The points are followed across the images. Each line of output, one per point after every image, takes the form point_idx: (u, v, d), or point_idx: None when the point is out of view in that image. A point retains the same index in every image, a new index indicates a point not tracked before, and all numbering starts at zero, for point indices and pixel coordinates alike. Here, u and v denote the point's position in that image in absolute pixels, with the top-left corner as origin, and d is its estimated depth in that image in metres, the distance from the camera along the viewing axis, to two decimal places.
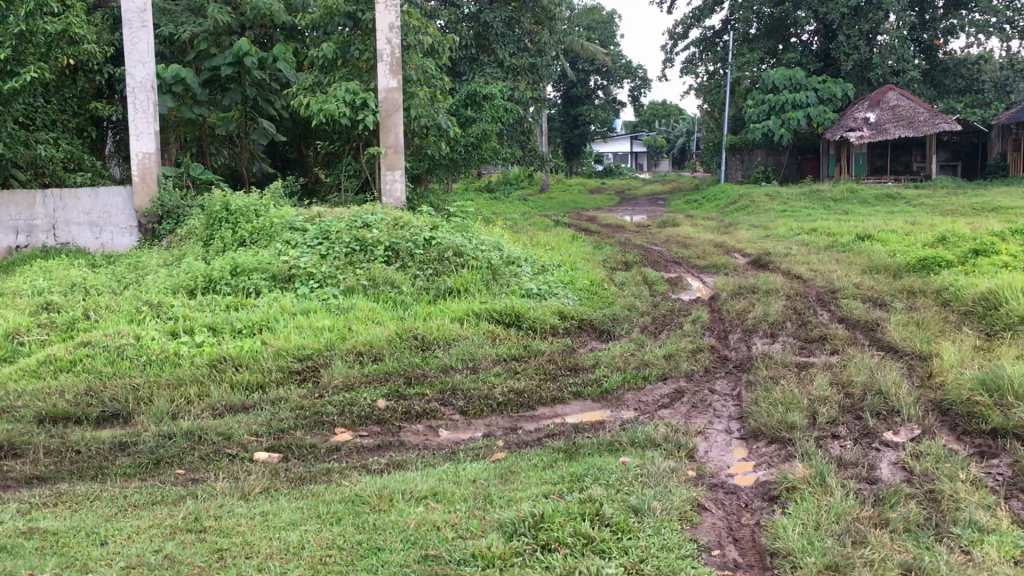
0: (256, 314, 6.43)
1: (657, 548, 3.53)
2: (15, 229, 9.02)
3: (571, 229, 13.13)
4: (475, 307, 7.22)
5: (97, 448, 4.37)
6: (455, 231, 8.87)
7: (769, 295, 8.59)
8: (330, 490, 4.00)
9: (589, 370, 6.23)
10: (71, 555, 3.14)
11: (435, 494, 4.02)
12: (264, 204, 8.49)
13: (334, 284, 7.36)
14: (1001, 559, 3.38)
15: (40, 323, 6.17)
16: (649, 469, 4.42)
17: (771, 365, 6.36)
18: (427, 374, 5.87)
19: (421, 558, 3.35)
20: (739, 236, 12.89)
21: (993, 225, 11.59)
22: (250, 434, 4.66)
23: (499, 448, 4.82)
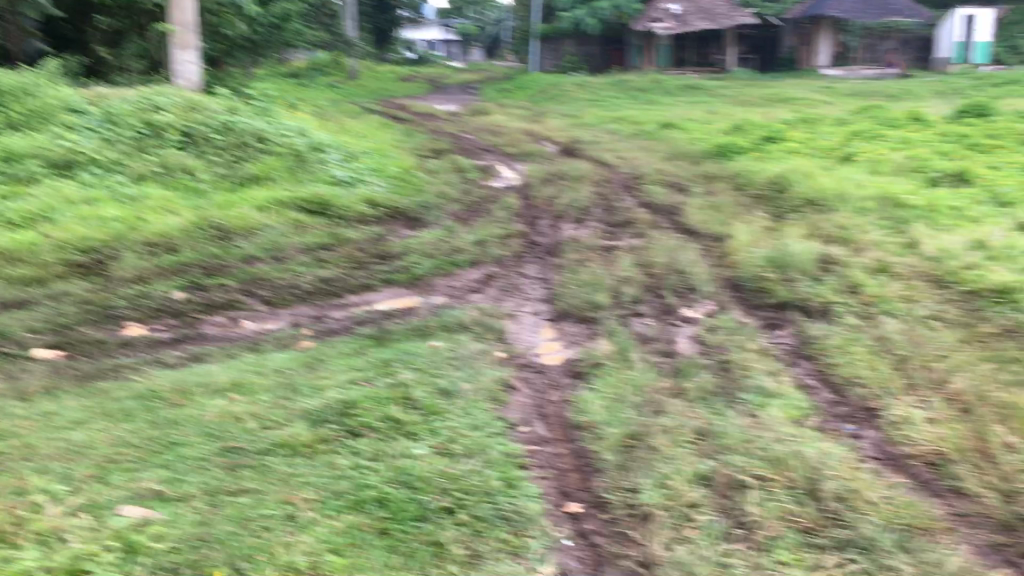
0: (32, 204, 5.87)
1: (466, 428, 3.54)
2: None
3: (380, 116, 12.77)
4: (279, 195, 6.91)
5: None
6: (255, 115, 8.40)
7: (577, 181, 8.72)
8: (121, 386, 3.76)
9: (399, 257, 6.13)
10: None
11: (238, 386, 3.85)
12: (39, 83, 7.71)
13: (122, 171, 6.82)
14: (784, 421, 3.62)
15: None
16: (458, 352, 4.42)
17: (578, 248, 6.48)
18: (228, 265, 5.59)
19: (221, 451, 3.20)
20: (548, 124, 12.98)
21: (784, 115, 12.20)
22: (28, 332, 4.29)
23: (306, 338, 4.68)
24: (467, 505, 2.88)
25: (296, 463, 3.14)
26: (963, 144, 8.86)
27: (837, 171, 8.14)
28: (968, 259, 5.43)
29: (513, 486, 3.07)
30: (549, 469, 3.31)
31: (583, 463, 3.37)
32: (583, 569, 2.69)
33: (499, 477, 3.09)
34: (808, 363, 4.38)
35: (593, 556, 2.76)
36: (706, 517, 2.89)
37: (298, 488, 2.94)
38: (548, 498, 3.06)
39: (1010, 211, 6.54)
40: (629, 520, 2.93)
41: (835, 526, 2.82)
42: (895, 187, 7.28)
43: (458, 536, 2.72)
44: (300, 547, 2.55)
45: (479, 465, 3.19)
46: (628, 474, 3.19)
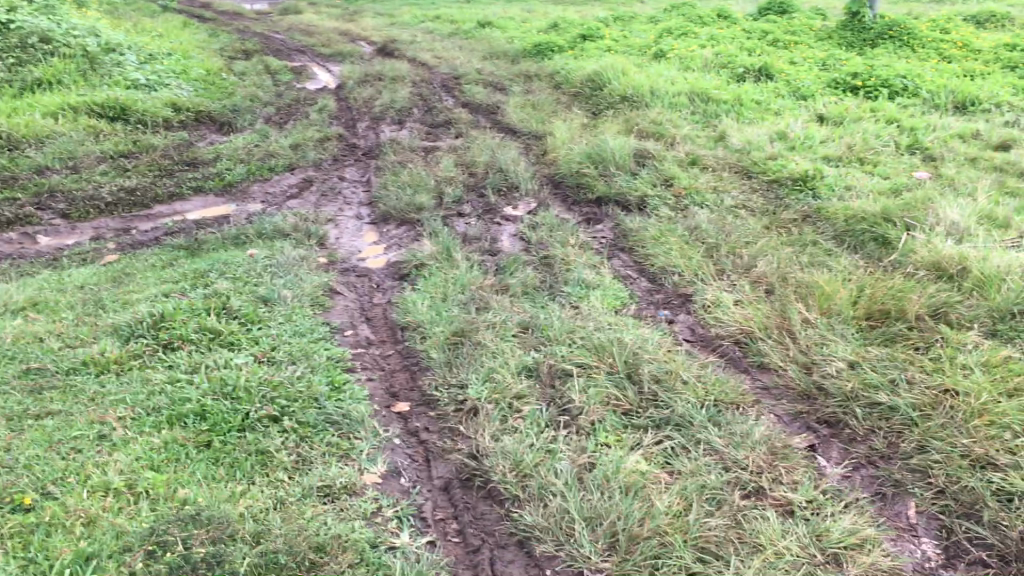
0: None
1: (288, 335, 3.45)
2: None
3: (180, 15, 11.93)
4: (70, 99, 6.37)
5: None
6: (38, 13, 7.66)
7: (395, 82, 8.51)
8: None
9: (210, 164, 5.82)
10: None
11: (34, 305, 3.59)
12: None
13: None
14: (605, 310, 3.73)
15: None
16: (277, 259, 4.28)
17: (399, 150, 6.35)
18: (16, 177, 5.14)
19: (22, 374, 2.99)
20: (363, 24, 12.54)
21: (598, 13, 12.28)
22: None
23: (110, 251, 4.40)
24: (291, 411, 2.83)
25: (106, 382, 2.97)
26: (765, 41, 9.22)
27: (650, 68, 8.31)
28: (770, 150, 5.71)
29: (338, 389, 3.04)
30: (376, 371, 3.30)
31: (410, 363, 3.38)
32: (413, 466, 2.72)
33: (324, 382, 3.05)
34: (625, 256, 4.52)
35: (422, 452, 2.78)
36: (532, 406, 2.96)
37: (109, 407, 2.80)
38: (374, 400, 3.06)
39: (807, 104, 6.90)
40: (456, 414, 2.97)
41: (653, 406, 2.95)
42: (704, 83, 7.51)
43: (284, 443, 2.67)
44: (113, 467, 2.43)
45: (303, 371, 3.13)
46: (454, 371, 3.22)
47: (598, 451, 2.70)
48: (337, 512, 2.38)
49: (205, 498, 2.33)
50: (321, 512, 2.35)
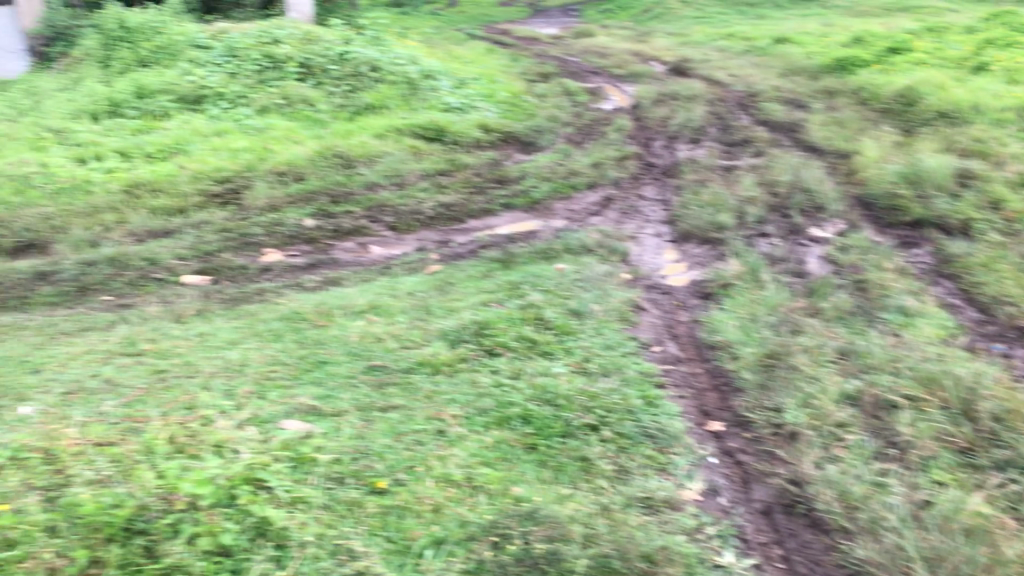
0: (166, 138, 6.09)
1: (601, 347, 3.55)
2: None
3: (483, 42, 12.64)
4: (395, 122, 6.96)
5: (16, 279, 4.16)
6: (367, 44, 8.44)
7: (691, 101, 8.50)
8: (266, 309, 3.92)
9: (518, 182, 6.13)
10: (4, 385, 3.02)
11: (374, 308, 3.95)
12: (163, 20, 7.94)
13: (245, 104, 7.00)
14: (929, 339, 3.52)
15: None
16: (585, 273, 4.42)
17: (698, 169, 6.35)
18: (353, 192, 5.69)
19: (367, 370, 3.31)
20: (656, 44, 12.65)
21: (905, 24, 11.59)
22: (176, 259, 4.48)
23: (434, 262, 4.75)
24: (609, 422, 2.91)
25: (439, 382, 3.22)
26: None
27: (969, 82, 7.72)
28: None
29: (652, 402, 3.08)
30: (686, 388, 3.31)
31: (721, 382, 3.36)
32: (731, 486, 2.70)
33: (639, 395, 3.10)
34: (948, 282, 4.23)
35: (739, 472, 2.77)
36: (855, 436, 2.85)
37: (442, 405, 3.02)
38: (687, 416, 3.07)
39: None
40: (773, 439, 2.92)
41: (992, 446, 2.75)
42: None
43: (604, 451, 2.75)
44: (451, 462, 2.63)
45: (618, 384, 3.20)
46: (769, 394, 3.17)
47: (933, 489, 2.56)
48: (659, 524, 2.43)
49: (536, 498, 2.46)
50: (645, 523, 2.41)
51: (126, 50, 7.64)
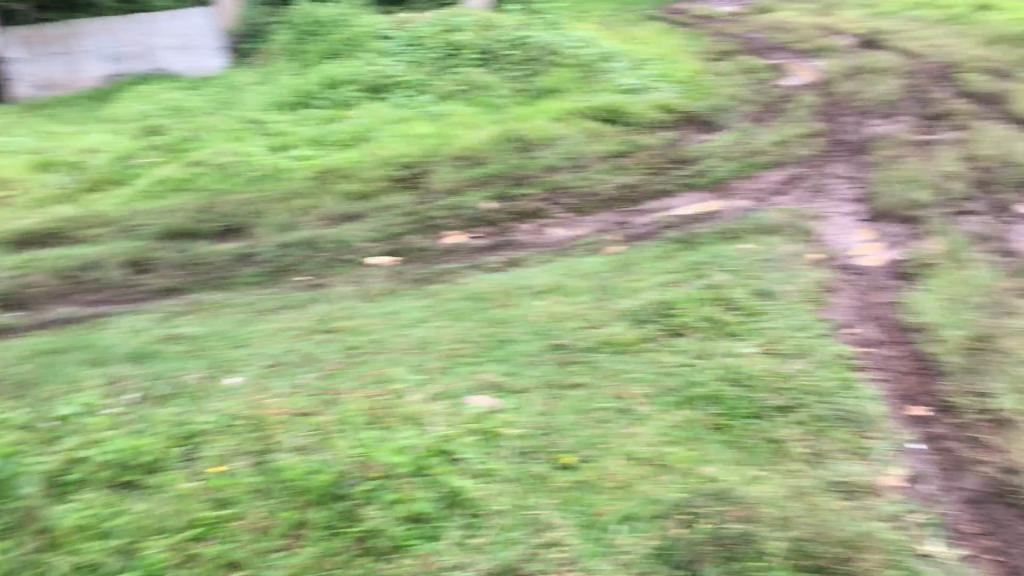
0: (354, 125, 6.34)
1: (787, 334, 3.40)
2: (110, 56, 8.62)
3: (662, 21, 12.41)
4: (573, 105, 6.96)
5: (222, 260, 4.45)
6: (545, 27, 8.47)
7: (884, 74, 8.03)
8: (449, 289, 4.01)
9: (698, 162, 5.99)
10: (215, 356, 3.23)
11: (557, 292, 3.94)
12: (349, 13, 8.31)
13: (427, 91, 7.18)
14: None
15: (148, 145, 6.20)
16: (771, 253, 4.26)
17: (893, 145, 6.00)
18: (532, 175, 5.73)
19: (548, 347, 3.33)
20: (844, 15, 12.02)
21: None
22: (365, 241, 4.66)
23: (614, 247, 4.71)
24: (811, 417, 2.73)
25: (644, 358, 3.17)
26: None
27: None
28: None
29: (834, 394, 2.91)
30: (883, 369, 3.13)
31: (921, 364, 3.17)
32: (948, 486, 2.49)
33: (833, 377, 2.95)
34: None
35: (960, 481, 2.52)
36: None
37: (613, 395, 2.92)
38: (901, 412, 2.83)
39: None
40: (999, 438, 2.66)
41: None
42: None
43: (799, 433, 2.65)
44: (632, 445, 2.58)
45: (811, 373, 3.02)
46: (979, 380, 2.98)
47: None
48: (860, 508, 2.32)
49: (726, 478, 2.41)
50: (845, 507, 2.31)
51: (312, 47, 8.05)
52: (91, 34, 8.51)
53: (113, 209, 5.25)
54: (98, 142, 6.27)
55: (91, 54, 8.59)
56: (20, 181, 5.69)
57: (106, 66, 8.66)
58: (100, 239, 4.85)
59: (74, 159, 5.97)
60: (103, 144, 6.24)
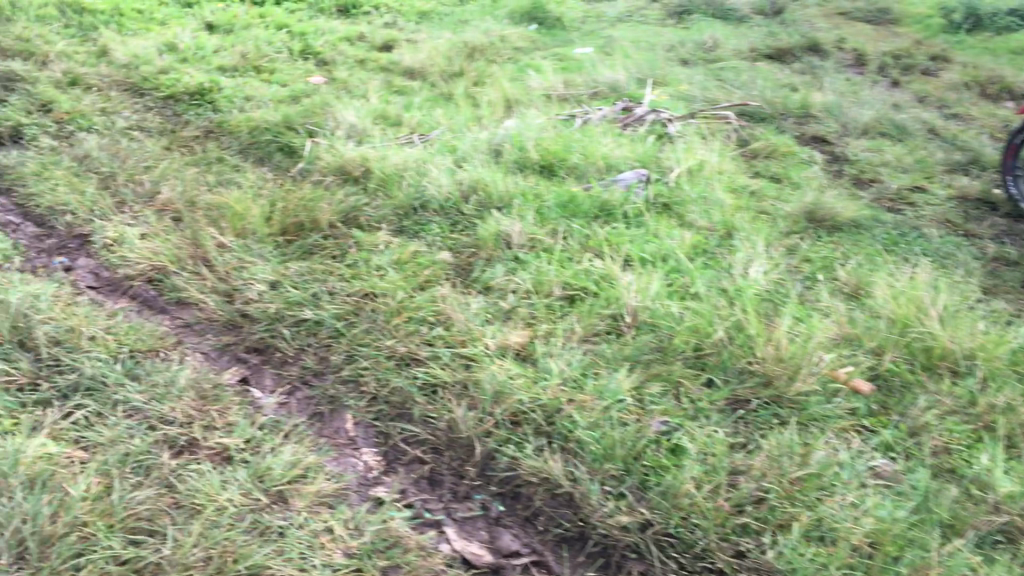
0: (658, 68, 6.18)
1: (411, 207, 3.83)
2: (614, 8, 9.29)
3: None
4: (990, 106, 5.80)
5: (475, 148, 4.41)
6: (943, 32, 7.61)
7: None
8: (580, 231, 3.56)
9: None
10: (269, 247, 3.44)
11: (379, 187, 4.02)
12: (721, 22, 8.79)
13: (764, 71, 6.72)
14: None
15: (564, 69, 6.43)
16: (935, 277, 3.15)
17: None
18: (917, 174, 4.38)
19: (429, 297, 3.04)
20: None
21: None
22: (612, 163, 4.25)
23: (662, 168, 4.20)
24: (277, 260, 3.35)
25: (294, 192, 3.83)
26: None
27: None
28: None
29: (340, 240, 3.50)
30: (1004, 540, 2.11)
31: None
32: (311, 431, 2.50)
33: (809, 491, 2.16)
34: None
35: (397, 442, 2.44)
36: None
37: (103, 355, 2.67)
38: (428, 315, 2.92)
39: None
40: (357, 367, 2.71)
41: None
42: None
43: (612, 504, 2.16)
44: (311, 462, 2.29)
45: (390, 248, 3.46)
46: None
47: None
48: None
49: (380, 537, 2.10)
50: None
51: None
52: (615, 10, 9.16)
53: (461, 101, 5.56)
54: (452, 57, 6.52)
55: (632, 11, 9.27)
56: (431, 70, 6.24)
57: (622, 13, 9.13)
58: (431, 116, 5.18)
59: (491, 66, 6.38)
60: (450, 62, 6.38)
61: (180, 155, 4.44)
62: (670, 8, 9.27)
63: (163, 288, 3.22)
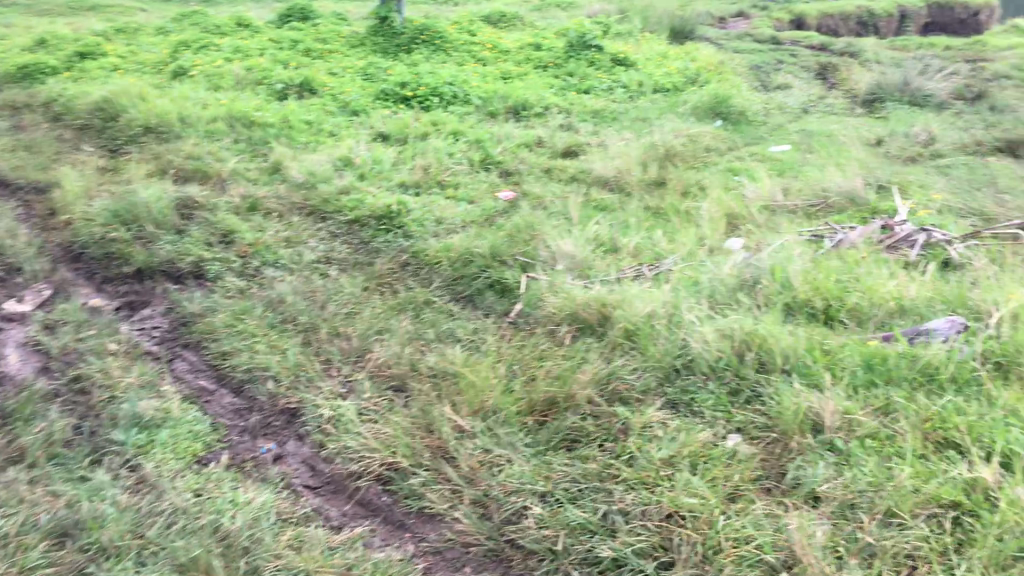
0: (887, 174, 5.43)
1: (673, 369, 3.10)
2: (793, 101, 8.64)
3: None
4: None
5: (723, 283, 3.66)
6: None
7: None
8: (908, 405, 2.74)
9: None
10: (517, 430, 2.76)
11: (627, 341, 3.27)
12: (918, 112, 8.00)
13: (1001, 171, 5.89)
14: None
15: (775, 177, 5.75)
16: None
17: None
18: None
19: (756, 517, 2.32)
20: None
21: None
22: (900, 297, 3.41)
23: (978, 311, 3.30)
24: (534, 454, 2.64)
25: (531, 357, 3.16)
26: None
27: None
28: None
29: (606, 423, 2.78)
30: None
31: None
32: None
33: None
34: None
35: None
36: None
37: None
38: (764, 553, 2.20)
39: None
40: None
41: None
42: None
43: None
44: None
45: (672, 435, 2.69)
46: None
47: None
48: None
49: None
50: None
51: (580, 70, 9.24)
52: (794, 104, 8.51)
53: (673, 219, 4.92)
54: (647, 163, 5.94)
55: (812, 105, 8.60)
56: (628, 179, 5.65)
57: (803, 107, 8.46)
58: (648, 237, 4.53)
59: (692, 173, 5.75)
60: (646, 169, 5.77)
61: (380, 299, 3.89)
62: (855, 103, 8.57)
63: (398, 493, 2.56)
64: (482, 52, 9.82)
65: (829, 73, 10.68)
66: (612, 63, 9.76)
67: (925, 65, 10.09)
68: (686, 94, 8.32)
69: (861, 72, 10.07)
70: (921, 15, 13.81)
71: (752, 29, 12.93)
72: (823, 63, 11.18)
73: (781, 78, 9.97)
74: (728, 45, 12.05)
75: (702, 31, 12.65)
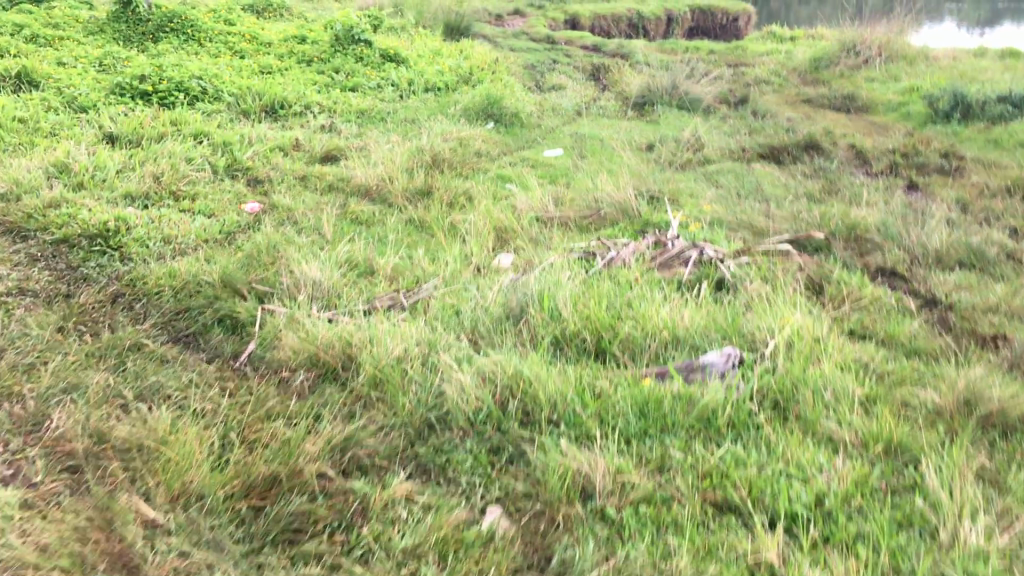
0: (657, 183, 5.27)
1: (425, 423, 2.65)
2: (566, 103, 8.49)
3: None
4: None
5: (486, 316, 3.27)
6: (936, 132, 7.02)
7: None
8: (685, 459, 2.42)
9: None
10: (226, 520, 2.20)
11: (373, 391, 2.78)
12: (686, 116, 8.04)
13: (766, 177, 5.89)
14: None
15: (547, 186, 5.46)
16: None
17: None
18: None
19: None
20: None
21: None
22: (675, 324, 3.13)
23: (753, 339, 3.05)
24: (244, 556, 2.10)
25: (255, 416, 2.62)
26: None
27: None
28: None
29: (340, 504, 2.28)
30: None
31: None
32: None
33: None
34: None
35: None
36: None
37: None
38: None
39: None
40: None
41: None
42: None
43: None
44: None
45: (419, 517, 2.23)
46: None
47: None
48: None
49: None
50: None
51: (347, 66, 8.67)
52: (567, 106, 8.34)
53: (439, 233, 4.49)
54: (413, 171, 5.49)
55: (585, 107, 8.48)
56: (391, 188, 5.17)
57: (576, 109, 8.32)
58: (408, 258, 4.07)
59: (460, 181, 5.36)
60: (413, 177, 5.32)
61: (78, 342, 3.19)
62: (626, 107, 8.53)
63: None
64: (239, 44, 9.02)
65: (602, 74, 10.68)
66: (381, 59, 9.25)
67: (691, 69, 10.29)
68: (458, 95, 7.96)
69: (632, 74, 10.13)
70: (686, 19, 14.22)
71: (526, 27, 12.81)
72: (595, 64, 11.19)
73: (555, 79, 9.83)
74: (502, 43, 11.84)
75: (477, 28, 12.37)
